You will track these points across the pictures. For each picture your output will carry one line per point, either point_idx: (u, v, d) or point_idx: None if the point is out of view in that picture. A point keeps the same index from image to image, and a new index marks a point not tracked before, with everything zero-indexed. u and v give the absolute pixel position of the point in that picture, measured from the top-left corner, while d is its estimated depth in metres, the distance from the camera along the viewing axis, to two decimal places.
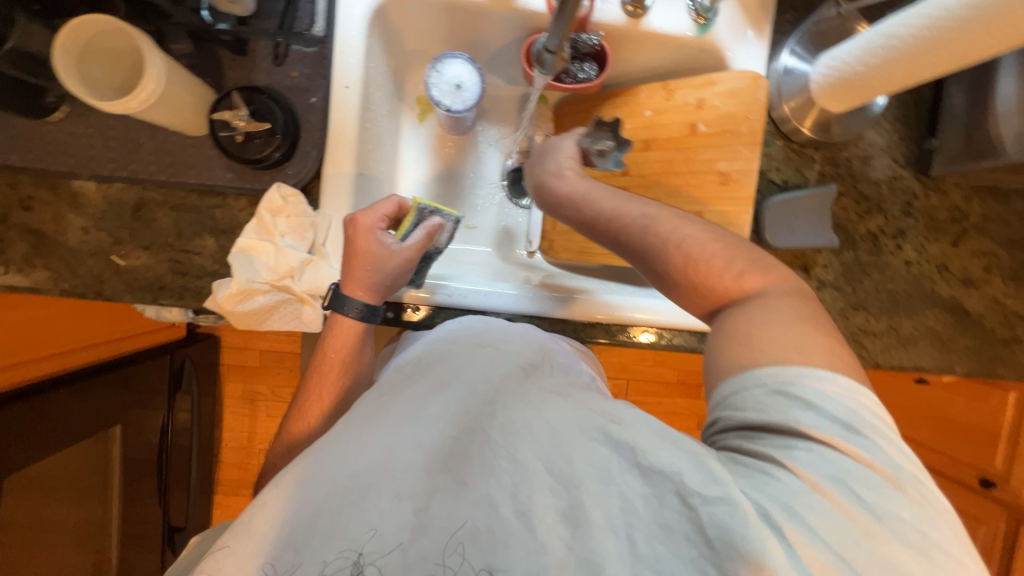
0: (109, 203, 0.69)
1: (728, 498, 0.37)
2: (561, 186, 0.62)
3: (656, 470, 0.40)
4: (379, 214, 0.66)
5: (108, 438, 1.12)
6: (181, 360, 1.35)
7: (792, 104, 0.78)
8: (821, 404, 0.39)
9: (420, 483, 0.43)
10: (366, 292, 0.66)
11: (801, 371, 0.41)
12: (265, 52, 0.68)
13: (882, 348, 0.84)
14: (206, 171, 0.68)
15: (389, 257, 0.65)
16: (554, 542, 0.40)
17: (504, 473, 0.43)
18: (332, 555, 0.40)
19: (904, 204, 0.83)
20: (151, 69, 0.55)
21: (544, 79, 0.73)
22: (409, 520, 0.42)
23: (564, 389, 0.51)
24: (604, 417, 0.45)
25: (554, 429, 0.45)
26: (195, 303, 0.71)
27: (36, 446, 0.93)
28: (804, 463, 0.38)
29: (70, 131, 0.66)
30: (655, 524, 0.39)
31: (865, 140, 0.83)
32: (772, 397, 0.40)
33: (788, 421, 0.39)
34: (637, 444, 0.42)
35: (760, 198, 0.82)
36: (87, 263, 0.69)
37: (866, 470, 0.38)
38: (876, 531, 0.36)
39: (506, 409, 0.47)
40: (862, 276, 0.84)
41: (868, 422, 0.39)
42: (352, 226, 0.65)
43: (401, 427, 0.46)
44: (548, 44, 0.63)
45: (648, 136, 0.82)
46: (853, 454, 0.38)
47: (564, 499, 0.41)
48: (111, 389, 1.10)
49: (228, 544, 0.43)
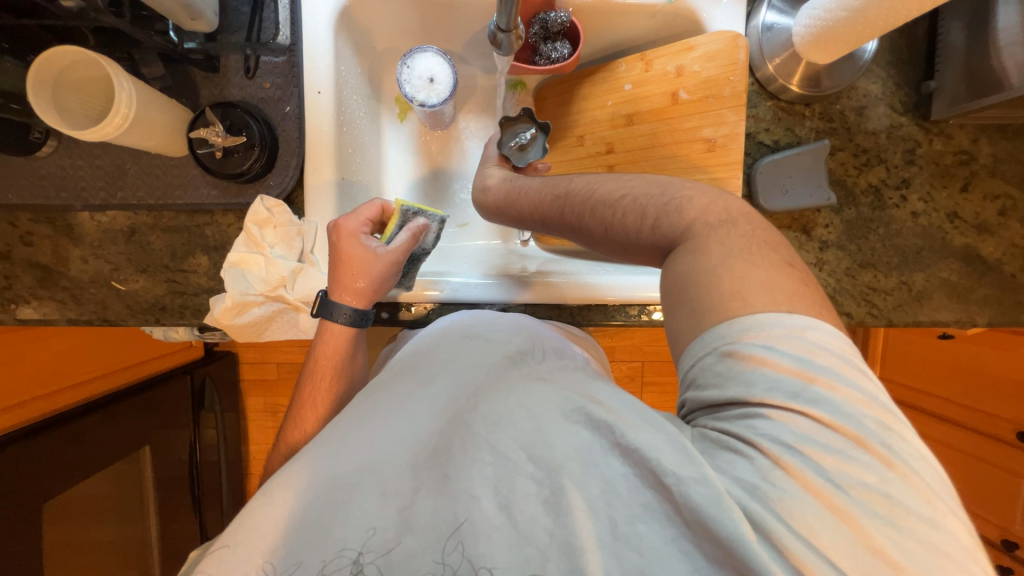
0: (104, 231, 0.71)
1: (704, 477, 0.37)
2: (524, 193, 0.67)
3: (633, 449, 0.40)
4: (361, 217, 0.67)
5: (140, 458, 1.16)
6: (201, 380, 1.37)
7: (776, 61, 0.75)
8: (773, 364, 0.38)
9: (404, 482, 0.44)
10: (355, 297, 0.67)
11: (745, 328, 0.40)
12: (235, 66, 0.69)
13: (894, 305, 0.81)
14: (191, 191, 0.69)
15: (374, 260, 0.65)
16: (537, 532, 0.40)
17: (486, 464, 0.43)
18: (332, 555, 0.41)
19: (906, 153, 0.80)
20: (121, 94, 0.56)
21: (506, 60, 0.73)
22: (395, 518, 0.42)
23: (550, 373, 0.51)
24: (585, 398, 0.45)
25: (534, 414, 0.44)
26: (196, 321, 0.73)
27: (68, 472, 0.97)
28: (771, 430, 0.38)
29: (58, 164, 0.67)
30: (637, 504, 0.40)
31: (858, 90, 0.79)
32: (727, 365, 0.40)
33: (747, 389, 0.39)
34: (617, 424, 0.41)
35: (751, 162, 0.79)
36: (90, 292, 0.71)
37: (833, 427, 0.37)
38: (853, 490, 0.36)
39: (487, 399, 0.47)
40: (866, 232, 0.80)
41: (826, 372, 0.38)
42: (336, 232, 0.66)
43: (383, 430, 0.48)
44: (500, 24, 0.63)
45: (630, 111, 0.81)
46: (814, 415, 0.37)
47: (546, 487, 0.41)
48: (138, 414, 1.13)
49: (228, 543, 0.44)
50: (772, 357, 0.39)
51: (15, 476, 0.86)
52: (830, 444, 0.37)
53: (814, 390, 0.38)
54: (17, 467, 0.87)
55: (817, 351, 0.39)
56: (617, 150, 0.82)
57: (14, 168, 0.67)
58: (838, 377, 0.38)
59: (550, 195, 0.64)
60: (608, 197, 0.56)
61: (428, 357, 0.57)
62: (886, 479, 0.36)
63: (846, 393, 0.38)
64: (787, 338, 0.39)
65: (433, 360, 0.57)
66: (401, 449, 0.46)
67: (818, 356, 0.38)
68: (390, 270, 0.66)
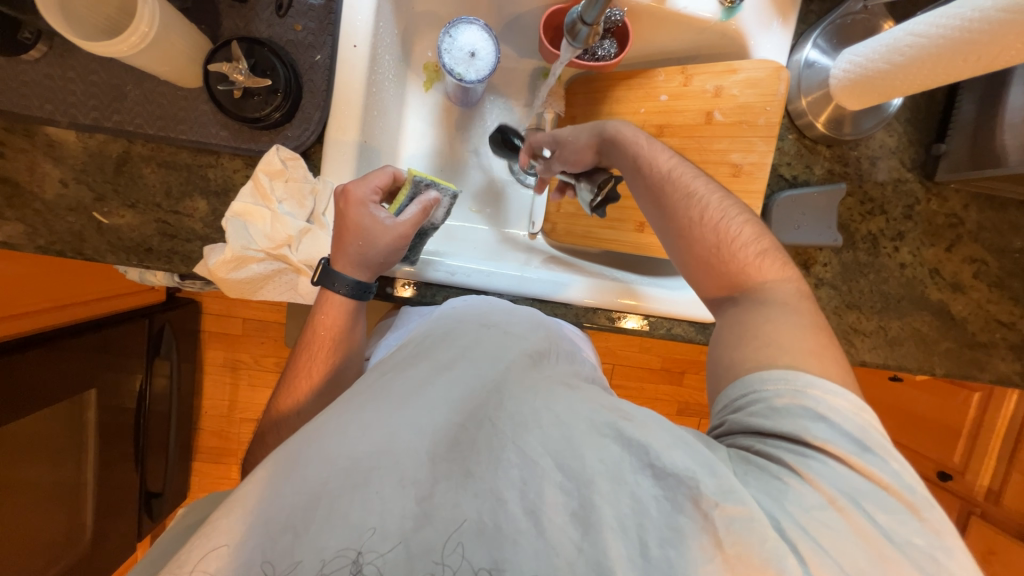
0: (91, 156, 0.64)
1: (746, 510, 0.39)
2: (637, 151, 0.65)
3: (669, 471, 0.42)
4: (370, 185, 0.63)
5: (84, 402, 1.07)
6: (161, 325, 1.29)
7: (810, 99, 0.77)
8: (832, 418, 0.44)
9: (422, 472, 0.43)
10: (355, 268, 0.64)
11: (812, 380, 0.46)
12: (267, 1, 0.63)
13: (870, 346, 0.86)
14: (198, 128, 0.63)
15: (380, 233, 0.62)
16: (563, 543, 0.41)
17: (512, 466, 0.44)
18: (332, 553, 0.39)
19: (905, 208, 0.84)
20: (144, 9, 0.50)
21: (570, 54, 0.71)
22: (413, 509, 0.41)
23: (573, 381, 0.53)
24: (615, 414, 0.47)
25: (565, 423, 0.46)
26: (184, 268, 0.68)
27: (4, 407, 0.88)
28: (824, 472, 0.42)
29: (47, 72, 0.60)
30: (666, 527, 0.41)
31: (874, 141, 0.83)
32: (788, 410, 0.45)
33: (807, 434, 0.43)
34: (652, 445, 0.43)
35: (769, 193, 0.82)
36: (66, 220, 0.65)
37: (877, 484, 0.41)
38: (888, 542, 0.39)
39: (514, 399, 0.48)
40: (858, 276, 0.85)
41: (880, 444, 0.43)
42: (344, 198, 0.63)
43: (403, 414, 0.46)
44: (584, 15, 0.61)
45: (662, 122, 0.81)
46: (864, 471, 0.42)
47: (575, 499, 0.42)
48: (85, 352, 1.05)
49: (223, 543, 0.40)
50: (834, 413, 0.44)
51: None
52: (873, 499, 0.41)
53: (869, 454, 0.43)
54: None
55: (864, 420, 0.45)
56: None
57: None
58: (889, 452, 0.43)
59: (668, 164, 0.63)
60: (694, 194, 0.61)
61: (444, 343, 0.56)
62: (920, 547, 0.39)
63: (897, 467, 0.42)
64: (852, 402, 0.45)
65: (447, 345, 0.56)
66: (422, 438, 0.45)
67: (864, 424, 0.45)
68: (394, 245, 0.63)
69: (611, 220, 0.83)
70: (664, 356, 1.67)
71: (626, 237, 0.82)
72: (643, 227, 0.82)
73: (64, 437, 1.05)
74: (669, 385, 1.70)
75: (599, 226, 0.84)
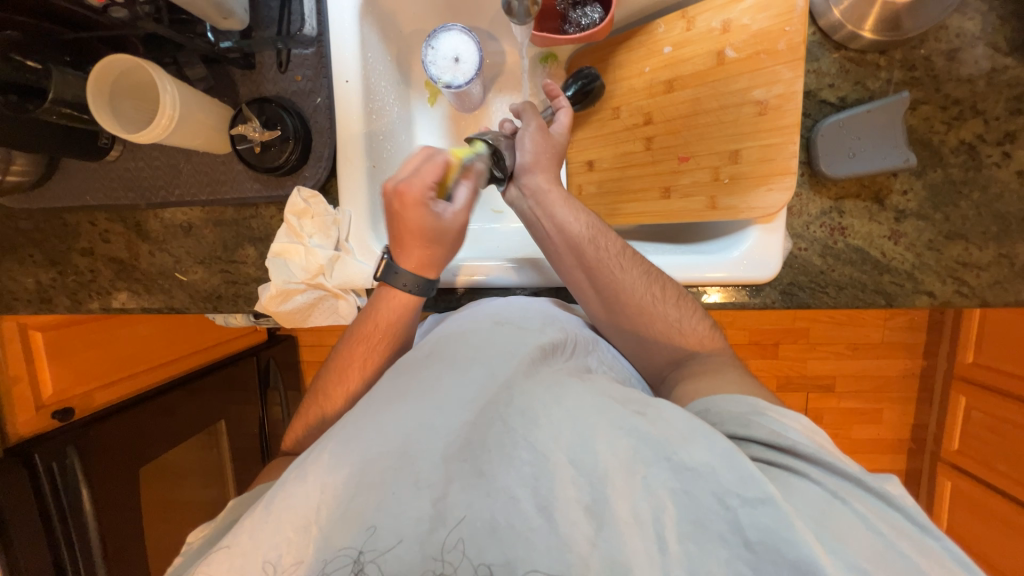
0: (166, 227, 0.77)
1: (771, 500, 0.40)
2: (560, 221, 0.65)
3: (689, 465, 0.42)
4: (424, 179, 0.56)
5: (217, 431, 1.29)
6: (267, 361, 1.47)
7: (844, 4, 0.65)
8: (787, 428, 0.48)
9: (437, 473, 0.45)
10: (425, 268, 0.62)
11: (766, 405, 0.51)
12: (269, 62, 0.71)
13: (991, 281, 0.69)
14: (237, 186, 0.73)
15: (445, 228, 0.59)
16: (578, 539, 0.41)
17: (524, 463, 0.44)
18: (333, 554, 0.43)
19: (1011, 101, 0.67)
20: (166, 96, 0.60)
21: (525, 31, 0.73)
22: (428, 511, 0.43)
23: (585, 373, 0.53)
24: (629, 409, 0.47)
25: (575, 418, 0.46)
26: (248, 309, 0.78)
27: (157, 441, 1.09)
28: (808, 471, 0.44)
29: (125, 166, 0.73)
30: (689, 524, 0.41)
31: (949, 30, 0.67)
32: (759, 418, 0.48)
33: (782, 436, 0.46)
34: (668, 441, 0.43)
35: (811, 124, 0.71)
36: (158, 282, 0.78)
37: (859, 476, 0.44)
38: (888, 528, 0.41)
39: (523, 393, 0.48)
40: (956, 197, 0.69)
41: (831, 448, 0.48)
42: (399, 198, 0.56)
43: (419, 414, 0.48)
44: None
45: (671, 76, 0.73)
46: (835, 468, 0.44)
47: (589, 494, 0.43)
48: (214, 391, 1.25)
49: (232, 544, 0.45)
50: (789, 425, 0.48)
51: (112, 445, 0.98)
52: (851, 492, 0.43)
53: (829, 453, 0.47)
54: (113, 437, 0.98)
55: (814, 426, 0.50)
56: (656, 120, 0.75)
57: (91, 172, 0.74)
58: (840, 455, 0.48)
59: (591, 239, 0.63)
60: (621, 282, 0.62)
61: (458, 345, 0.55)
62: (903, 533, 0.41)
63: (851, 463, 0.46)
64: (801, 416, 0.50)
65: (461, 346, 0.55)
66: (436, 439, 0.46)
67: (815, 432, 0.49)
68: (459, 236, 0.61)
69: (634, 193, 0.78)
70: (748, 329, 1.53)
71: (651, 206, 0.77)
72: (669, 192, 0.75)
73: (205, 461, 1.26)
74: (760, 360, 1.55)
75: (622, 202, 0.79)
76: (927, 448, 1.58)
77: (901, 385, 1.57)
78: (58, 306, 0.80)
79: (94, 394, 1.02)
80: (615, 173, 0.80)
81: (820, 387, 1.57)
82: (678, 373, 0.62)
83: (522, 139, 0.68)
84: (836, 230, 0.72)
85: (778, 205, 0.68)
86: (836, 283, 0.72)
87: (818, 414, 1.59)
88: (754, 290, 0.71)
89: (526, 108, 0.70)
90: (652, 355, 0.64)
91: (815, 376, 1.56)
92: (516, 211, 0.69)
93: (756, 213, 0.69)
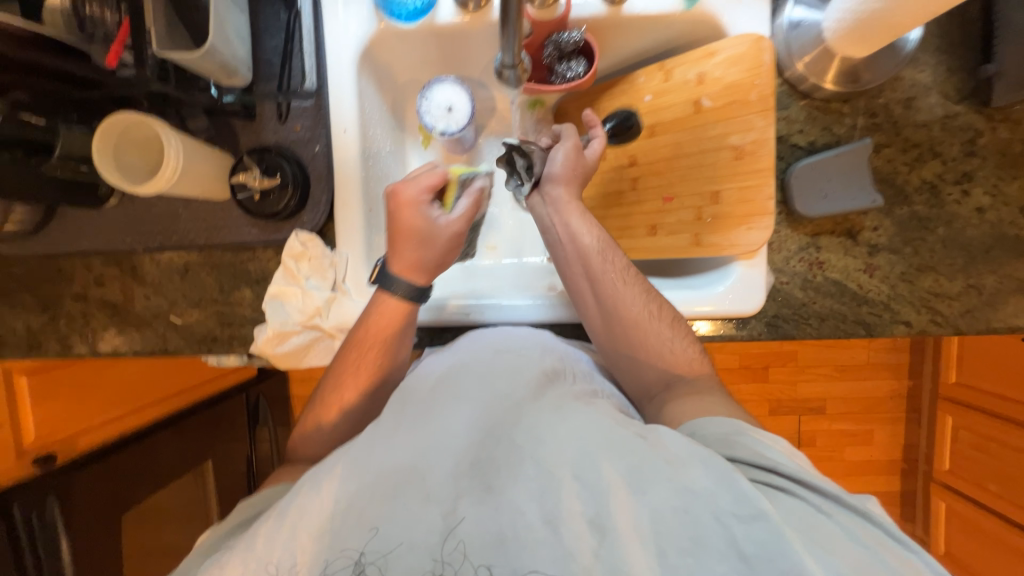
0: (163, 270, 0.78)
1: (764, 515, 0.41)
2: (574, 230, 0.66)
3: (689, 487, 0.43)
4: (420, 184, 0.63)
5: (204, 471, 1.24)
6: (256, 398, 1.41)
7: (807, 59, 0.71)
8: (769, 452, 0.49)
9: (445, 488, 0.45)
10: (412, 271, 0.65)
11: (759, 431, 0.52)
12: (270, 113, 0.74)
13: (962, 310, 0.73)
14: (235, 230, 0.75)
15: (437, 234, 0.63)
16: (580, 550, 0.42)
17: (530, 479, 0.45)
18: (334, 556, 0.44)
19: (966, 143, 0.72)
20: (169, 150, 0.62)
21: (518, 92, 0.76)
22: (439, 524, 0.44)
23: (587, 395, 0.55)
24: (631, 431, 0.48)
25: (579, 438, 0.47)
26: (242, 350, 0.78)
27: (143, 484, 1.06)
28: (797, 489, 0.45)
29: (124, 213, 0.75)
30: (688, 539, 0.41)
31: (904, 81, 0.73)
32: (742, 438, 0.50)
33: (766, 456, 0.48)
34: (664, 462, 0.45)
35: (784, 167, 0.76)
36: (152, 325, 0.78)
37: (843, 493, 0.45)
38: (879, 545, 0.42)
39: (530, 416, 0.49)
40: (923, 232, 0.73)
41: (811, 470, 0.49)
42: (397, 196, 0.63)
43: (431, 430, 0.49)
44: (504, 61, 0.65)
45: (652, 122, 0.78)
46: (819, 489, 0.45)
47: (592, 508, 0.43)
48: (201, 429, 1.22)
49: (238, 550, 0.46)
50: (771, 450, 0.49)
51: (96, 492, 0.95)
52: (835, 510, 0.44)
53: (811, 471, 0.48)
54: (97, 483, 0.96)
55: (792, 447, 0.52)
56: (641, 162, 0.79)
57: (88, 220, 0.75)
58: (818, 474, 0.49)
59: (600, 251, 0.65)
60: (623, 294, 0.64)
61: (465, 369, 0.57)
62: (886, 547, 0.42)
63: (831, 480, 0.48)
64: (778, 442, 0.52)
65: (467, 372, 0.56)
66: (443, 458, 0.47)
67: (793, 453, 0.51)
68: (450, 245, 0.65)
69: (622, 231, 0.81)
70: (740, 353, 1.55)
71: (640, 243, 0.79)
72: (655, 230, 0.78)
73: (194, 501, 1.22)
74: (751, 384, 1.57)
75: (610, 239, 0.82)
76: (920, 468, 1.59)
77: (889, 406, 1.59)
78: (47, 350, 0.79)
79: (76, 438, 0.99)
80: (603, 211, 0.83)
81: (810, 409, 1.59)
82: (667, 393, 0.63)
83: (554, 154, 0.68)
84: (815, 264, 0.75)
85: (758, 242, 0.71)
86: (818, 315, 0.75)
87: (810, 436, 1.60)
88: (741, 324, 0.74)
89: (568, 128, 0.69)
90: (644, 379, 0.66)
91: (805, 399, 1.58)
92: (534, 216, 0.71)
93: (739, 250, 0.72)
